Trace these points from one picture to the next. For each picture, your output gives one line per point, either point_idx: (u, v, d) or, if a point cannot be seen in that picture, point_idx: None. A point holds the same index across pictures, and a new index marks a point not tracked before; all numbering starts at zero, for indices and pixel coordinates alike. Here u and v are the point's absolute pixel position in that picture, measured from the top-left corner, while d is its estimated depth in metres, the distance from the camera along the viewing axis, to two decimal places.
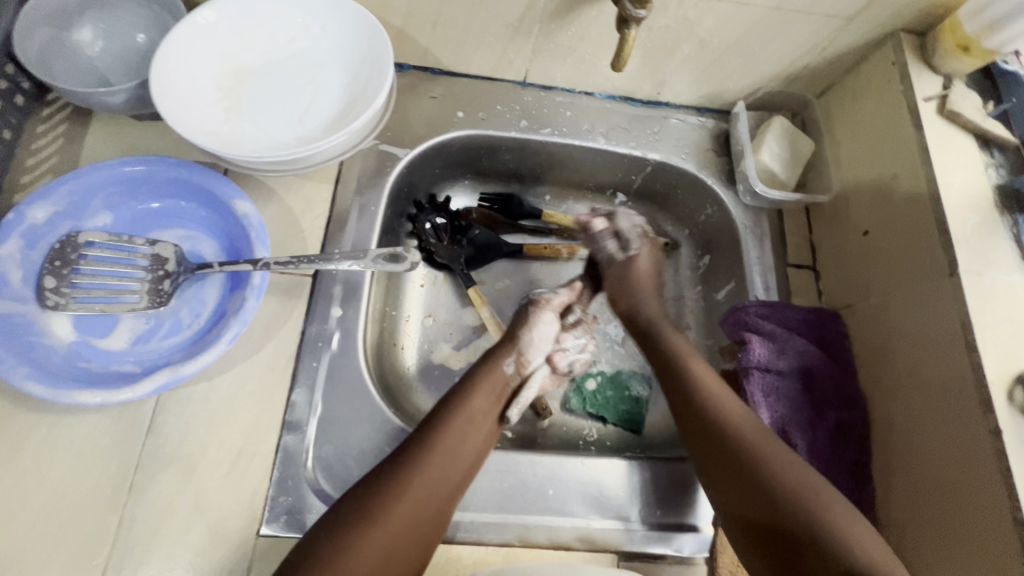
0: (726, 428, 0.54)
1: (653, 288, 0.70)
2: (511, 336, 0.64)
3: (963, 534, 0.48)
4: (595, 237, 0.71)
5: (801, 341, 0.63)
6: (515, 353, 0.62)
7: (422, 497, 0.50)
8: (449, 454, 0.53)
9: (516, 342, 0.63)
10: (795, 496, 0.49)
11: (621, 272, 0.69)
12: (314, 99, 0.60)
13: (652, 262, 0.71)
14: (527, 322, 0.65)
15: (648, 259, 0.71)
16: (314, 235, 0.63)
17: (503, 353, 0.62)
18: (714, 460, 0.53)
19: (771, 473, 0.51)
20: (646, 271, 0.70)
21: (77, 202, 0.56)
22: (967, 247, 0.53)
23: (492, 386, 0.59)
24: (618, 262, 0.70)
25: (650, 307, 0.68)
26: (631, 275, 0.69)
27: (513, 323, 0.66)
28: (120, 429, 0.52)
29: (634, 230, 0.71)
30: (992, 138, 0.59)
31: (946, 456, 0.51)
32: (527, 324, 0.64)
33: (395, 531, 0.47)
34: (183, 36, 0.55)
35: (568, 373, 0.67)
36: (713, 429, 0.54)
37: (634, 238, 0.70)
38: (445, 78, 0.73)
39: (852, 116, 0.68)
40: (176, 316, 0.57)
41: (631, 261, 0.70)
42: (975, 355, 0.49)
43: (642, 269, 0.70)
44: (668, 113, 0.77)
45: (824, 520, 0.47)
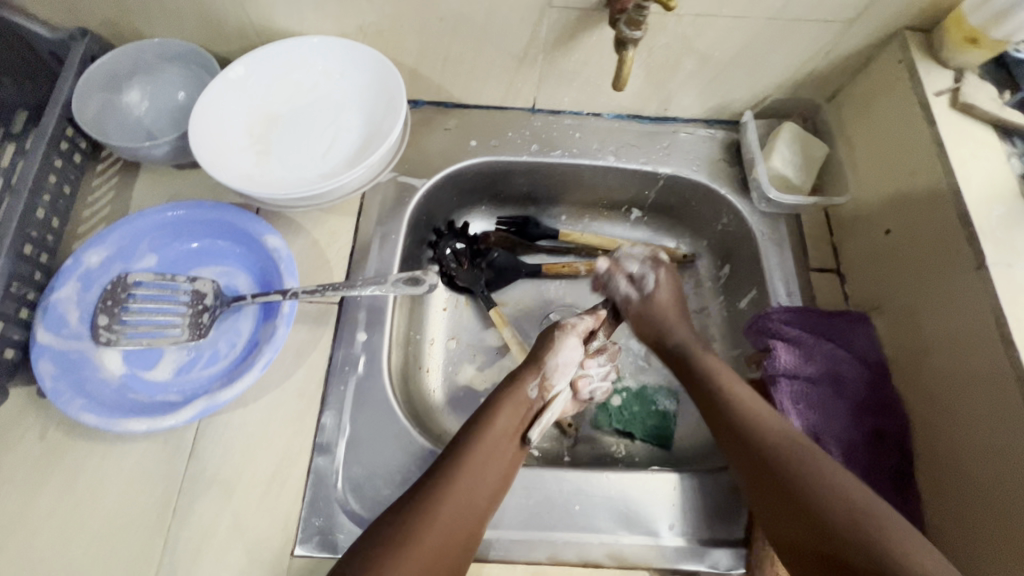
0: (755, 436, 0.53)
1: (679, 316, 0.67)
2: (537, 357, 0.64)
3: (1020, 549, 0.45)
4: (606, 281, 0.70)
5: (829, 346, 0.62)
6: (539, 377, 0.63)
7: (455, 517, 0.50)
8: (479, 476, 0.54)
9: (542, 364, 0.64)
10: (829, 496, 0.46)
11: (641, 310, 0.67)
12: (335, 137, 0.64)
13: (672, 289, 0.69)
14: (553, 346, 0.65)
15: (666, 290, 0.68)
16: (339, 264, 0.67)
17: (527, 376, 0.63)
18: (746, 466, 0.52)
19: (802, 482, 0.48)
20: (667, 301, 0.68)
21: (126, 246, 0.61)
22: (994, 239, 0.52)
23: (515, 406, 0.60)
24: (635, 302, 0.68)
25: (680, 332, 0.66)
26: (653, 310, 0.67)
27: (538, 346, 0.66)
28: (164, 454, 0.55)
29: (643, 266, 0.69)
30: (1012, 127, 0.57)
31: (991, 458, 0.48)
32: (552, 349, 0.64)
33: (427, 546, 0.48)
34: (218, 90, 0.61)
35: (587, 399, 0.68)
36: (741, 436, 0.54)
37: (644, 277, 0.68)
38: (457, 111, 0.77)
39: (864, 116, 0.67)
40: (214, 347, 0.61)
41: (651, 298, 0.67)
42: (1012, 349, 0.47)
43: (661, 302, 0.67)
44: (677, 127, 0.78)
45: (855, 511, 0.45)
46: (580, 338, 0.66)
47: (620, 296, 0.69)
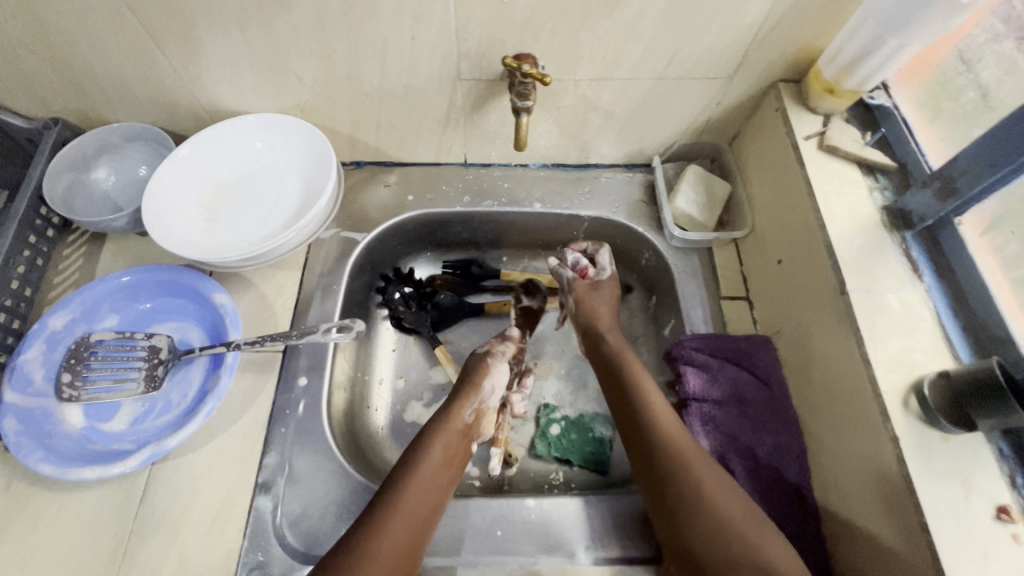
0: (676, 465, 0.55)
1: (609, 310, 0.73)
2: (471, 385, 0.70)
3: (891, 554, 0.49)
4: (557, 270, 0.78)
5: (733, 369, 0.67)
6: (477, 401, 0.69)
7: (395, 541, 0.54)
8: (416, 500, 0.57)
9: (475, 391, 0.69)
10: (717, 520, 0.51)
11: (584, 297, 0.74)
12: (278, 201, 0.72)
13: (613, 301, 0.74)
14: (484, 372, 0.72)
15: (606, 299, 0.73)
16: (285, 315, 0.73)
17: (463, 401, 0.68)
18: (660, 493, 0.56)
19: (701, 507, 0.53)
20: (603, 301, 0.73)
21: (89, 308, 0.68)
22: (855, 267, 0.57)
23: (452, 431, 0.65)
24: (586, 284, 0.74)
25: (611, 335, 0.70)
26: (581, 300, 0.74)
27: (469, 371, 0.72)
28: (118, 500, 0.60)
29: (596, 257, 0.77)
30: (875, 164, 0.64)
31: (861, 466, 0.53)
32: (485, 373, 0.72)
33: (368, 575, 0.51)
34: (169, 169, 0.68)
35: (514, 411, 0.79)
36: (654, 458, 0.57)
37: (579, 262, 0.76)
38: (396, 168, 0.85)
39: (756, 157, 0.74)
40: (167, 397, 0.67)
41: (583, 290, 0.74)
42: (869, 367, 0.52)
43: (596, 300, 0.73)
44: (598, 172, 0.85)
45: (752, 539, 0.50)
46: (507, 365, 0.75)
47: (568, 278, 0.76)
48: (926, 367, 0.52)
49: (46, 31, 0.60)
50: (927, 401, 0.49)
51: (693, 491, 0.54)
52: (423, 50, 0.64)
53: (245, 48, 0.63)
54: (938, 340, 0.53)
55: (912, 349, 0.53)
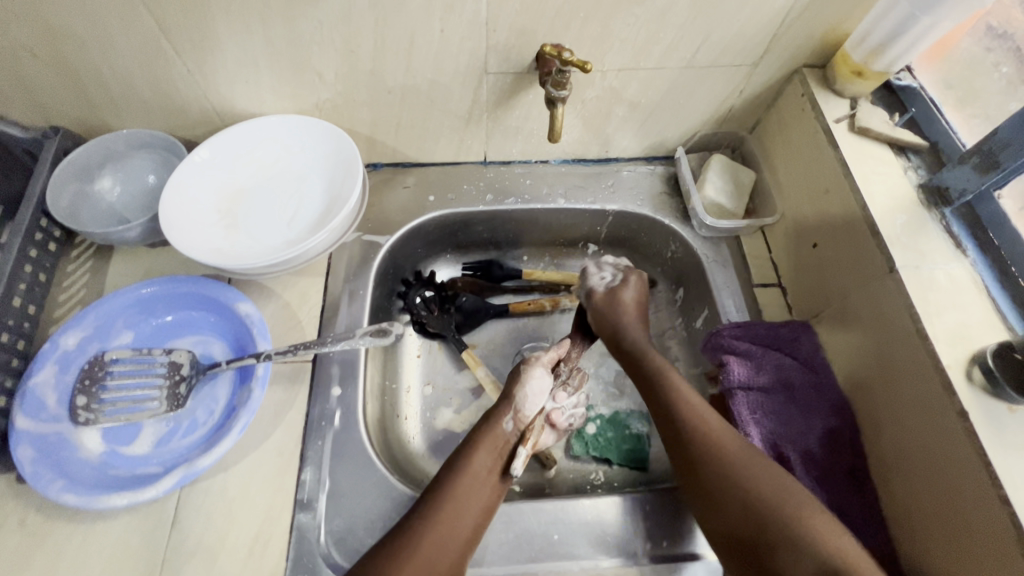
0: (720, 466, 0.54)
1: (638, 319, 0.68)
2: (507, 394, 0.66)
3: (963, 528, 0.48)
4: (585, 271, 0.72)
5: (777, 355, 0.66)
6: (514, 410, 0.64)
7: (432, 556, 0.52)
8: (455, 513, 0.55)
9: (512, 399, 0.65)
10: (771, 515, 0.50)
11: (609, 303, 0.68)
12: (300, 206, 0.69)
13: (640, 292, 0.70)
14: (520, 380, 0.67)
15: (634, 293, 0.69)
16: (311, 324, 0.70)
17: (502, 411, 0.64)
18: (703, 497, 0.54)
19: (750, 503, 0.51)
20: (631, 303, 0.68)
21: (102, 325, 0.64)
22: (901, 244, 0.57)
23: (493, 443, 0.61)
24: (602, 295, 0.69)
25: (635, 333, 0.66)
26: (614, 308, 0.68)
27: (509, 382, 0.68)
28: (147, 527, 0.56)
29: (617, 270, 0.71)
30: (905, 144, 0.64)
31: (927, 443, 0.52)
32: (520, 381, 0.67)
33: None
34: (184, 174, 0.65)
35: (567, 426, 0.71)
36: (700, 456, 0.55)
37: (613, 277, 0.70)
38: (415, 169, 0.83)
39: (782, 144, 0.74)
40: (192, 416, 0.63)
41: (618, 294, 0.69)
42: (928, 342, 0.52)
43: (626, 303, 0.68)
44: (619, 166, 0.84)
45: (781, 513, 0.50)
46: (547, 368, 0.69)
47: (595, 286, 0.70)
48: (983, 340, 0.52)
49: (53, 32, 0.56)
50: (991, 372, 0.48)
51: (736, 493, 0.52)
52: (451, 43, 0.62)
53: (266, 47, 0.61)
54: (990, 312, 0.54)
55: (967, 323, 0.53)
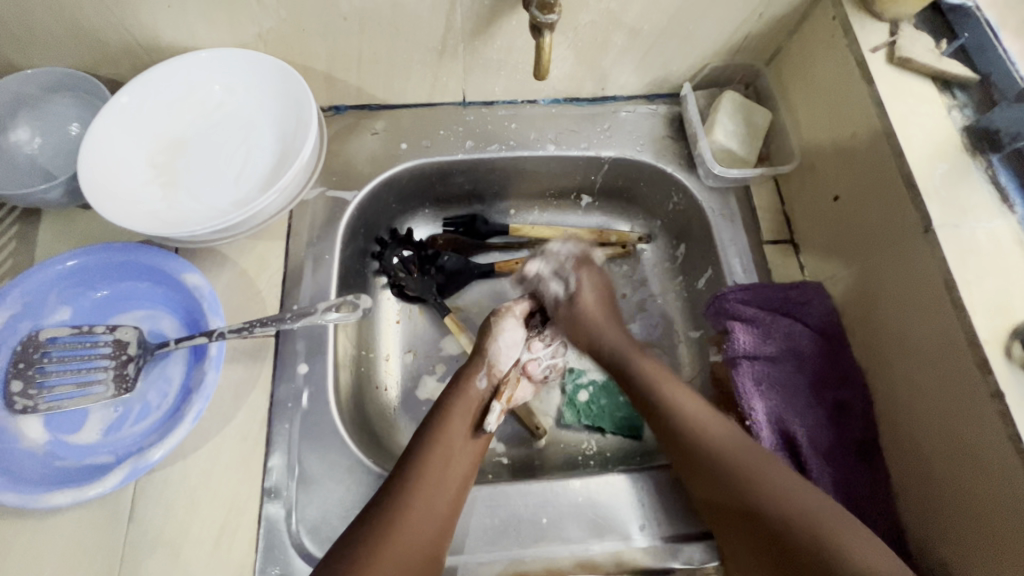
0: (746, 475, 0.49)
1: (607, 318, 0.66)
2: (478, 348, 0.62)
3: (984, 516, 0.44)
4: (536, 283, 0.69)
5: (786, 322, 0.60)
6: (486, 365, 0.61)
7: (411, 535, 0.48)
8: (434, 485, 0.51)
9: (485, 354, 0.61)
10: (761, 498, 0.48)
11: (571, 313, 0.66)
12: (248, 158, 0.59)
13: (600, 288, 0.68)
14: (490, 333, 0.63)
15: (592, 292, 0.67)
16: (272, 294, 0.63)
17: (473, 369, 0.61)
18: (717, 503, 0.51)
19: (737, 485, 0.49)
20: (592, 303, 0.66)
21: (32, 301, 0.56)
22: (939, 199, 0.50)
23: (465, 404, 0.58)
24: (563, 304, 0.67)
25: (612, 335, 0.64)
26: (581, 316, 0.66)
27: (478, 337, 0.65)
28: (102, 521, 0.52)
29: (560, 271, 0.69)
30: (952, 78, 0.55)
31: (954, 424, 0.47)
32: (491, 334, 0.63)
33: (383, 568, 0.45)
34: (105, 123, 0.56)
35: (542, 380, 0.67)
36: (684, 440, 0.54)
37: (565, 285, 0.68)
38: (384, 112, 0.72)
39: (806, 79, 0.65)
40: (144, 399, 0.57)
41: (575, 300, 0.66)
42: (963, 314, 0.46)
43: (587, 302, 0.66)
44: (617, 106, 0.74)
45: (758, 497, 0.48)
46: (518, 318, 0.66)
47: (550, 301, 0.68)
48: None
49: None
50: None
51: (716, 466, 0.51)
52: None
53: None
54: None
55: (1010, 292, 0.46)
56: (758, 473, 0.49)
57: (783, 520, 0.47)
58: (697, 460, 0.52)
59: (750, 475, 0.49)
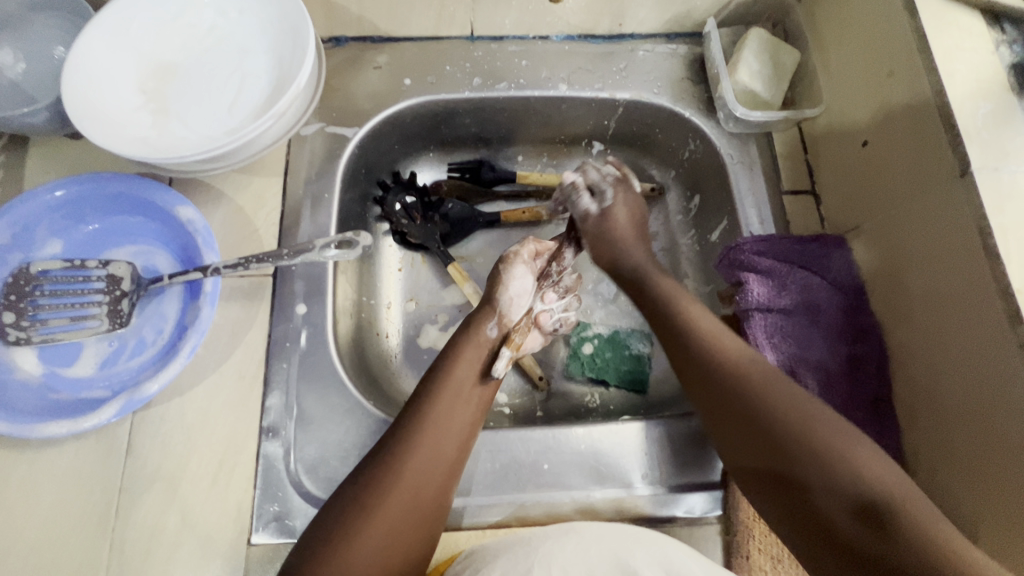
0: (766, 399, 0.44)
1: (637, 239, 0.58)
2: (488, 298, 0.60)
3: (1002, 470, 0.43)
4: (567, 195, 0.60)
5: (804, 274, 0.57)
6: (497, 315, 0.58)
7: (417, 479, 0.46)
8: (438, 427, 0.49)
9: (495, 304, 0.59)
10: (780, 419, 0.43)
11: (600, 227, 0.58)
12: (241, 84, 0.56)
13: (634, 210, 0.60)
14: (501, 281, 0.60)
15: (625, 211, 0.59)
16: (270, 232, 0.60)
17: (483, 317, 0.58)
18: (731, 433, 0.45)
19: (755, 404, 0.44)
20: (626, 223, 0.58)
21: (21, 232, 0.54)
22: (979, 140, 0.46)
23: (475, 350, 0.55)
24: (593, 218, 0.58)
25: (635, 253, 0.57)
26: (609, 231, 0.58)
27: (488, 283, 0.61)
28: (99, 453, 0.51)
29: (603, 180, 0.59)
30: (1002, 11, 0.51)
31: (975, 377, 0.45)
32: (502, 282, 0.60)
33: (396, 503, 0.44)
34: (89, 42, 0.52)
35: (552, 331, 0.65)
36: (701, 356, 0.48)
37: (604, 190, 0.59)
38: (387, 45, 0.68)
39: (840, 14, 0.60)
40: (139, 335, 0.56)
41: (608, 215, 0.58)
42: (997, 262, 0.43)
43: (620, 221, 0.58)
44: (634, 44, 0.69)
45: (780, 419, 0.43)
46: (529, 267, 0.62)
47: (578, 213, 0.59)
48: None
49: None
50: None
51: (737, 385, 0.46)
52: None
53: None
54: None
55: None
56: (786, 396, 0.44)
57: (799, 442, 0.42)
58: (713, 380, 0.47)
59: (760, 393, 0.45)
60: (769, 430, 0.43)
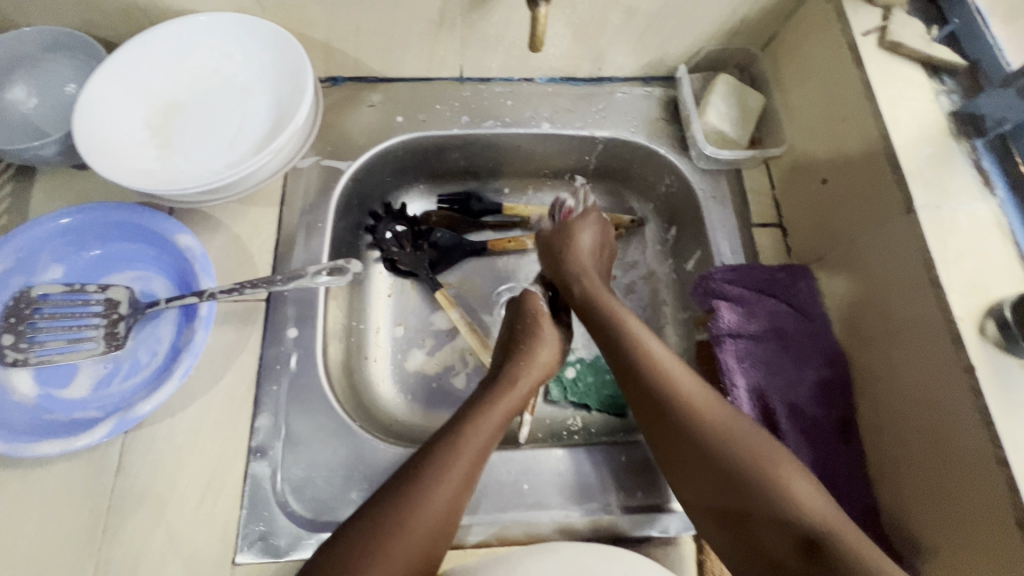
0: (722, 437, 0.50)
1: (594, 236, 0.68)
2: (539, 347, 0.62)
3: (954, 487, 0.45)
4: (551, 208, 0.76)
5: (771, 302, 0.61)
6: (542, 372, 0.62)
7: (442, 511, 0.48)
8: (471, 466, 0.51)
9: (533, 353, 0.62)
10: (725, 458, 0.49)
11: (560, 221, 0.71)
12: (243, 122, 0.60)
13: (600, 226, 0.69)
14: (543, 332, 0.64)
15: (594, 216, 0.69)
16: (264, 259, 0.63)
17: (531, 365, 0.61)
18: (682, 469, 0.51)
19: (704, 441, 0.50)
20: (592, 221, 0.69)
21: (25, 258, 0.56)
22: (922, 180, 0.51)
23: (516, 396, 0.58)
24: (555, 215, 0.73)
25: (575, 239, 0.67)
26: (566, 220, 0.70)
27: (535, 328, 0.64)
28: (89, 473, 0.53)
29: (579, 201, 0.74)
30: (940, 64, 0.56)
31: (927, 398, 0.48)
32: (546, 335, 0.63)
33: (415, 545, 0.45)
34: (101, 82, 0.56)
35: None
36: (661, 394, 0.53)
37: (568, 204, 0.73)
38: (381, 85, 0.73)
39: (798, 64, 0.65)
40: (133, 357, 0.58)
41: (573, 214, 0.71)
42: (940, 292, 0.47)
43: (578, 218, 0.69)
44: (612, 87, 0.75)
45: (728, 456, 0.49)
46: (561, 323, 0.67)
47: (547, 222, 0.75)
48: (1002, 291, 0.47)
49: None
50: (1008, 325, 0.44)
51: (694, 423, 0.51)
52: None
53: None
54: (1013, 260, 0.48)
55: (987, 272, 0.47)
56: (732, 434, 0.50)
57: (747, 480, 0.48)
58: (669, 417, 0.52)
59: (710, 431, 0.51)
60: (714, 465, 0.49)
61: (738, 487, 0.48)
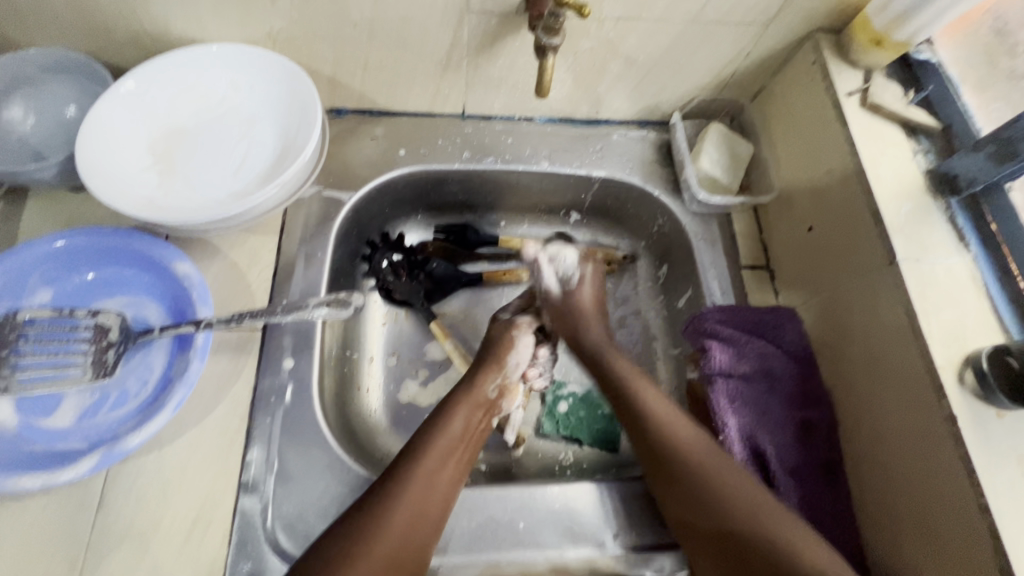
0: (710, 488, 0.52)
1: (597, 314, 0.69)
2: (496, 357, 0.64)
3: (938, 530, 0.47)
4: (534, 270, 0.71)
5: (761, 343, 0.62)
6: (501, 377, 0.63)
7: (408, 523, 0.49)
8: (432, 474, 0.52)
9: (503, 363, 0.64)
10: (722, 505, 0.51)
11: (564, 303, 0.69)
12: (248, 152, 0.60)
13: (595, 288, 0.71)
14: (508, 346, 0.65)
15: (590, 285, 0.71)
16: (261, 288, 0.63)
17: (487, 372, 0.62)
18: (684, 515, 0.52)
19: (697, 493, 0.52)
20: (590, 300, 0.70)
21: (14, 281, 0.55)
22: (902, 234, 0.54)
23: (472, 405, 0.60)
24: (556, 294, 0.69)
25: (595, 332, 0.67)
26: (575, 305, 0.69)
27: (493, 343, 0.66)
28: (68, 509, 0.50)
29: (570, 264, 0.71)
30: (916, 126, 0.60)
31: (913, 442, 0.50)
32: (511, 347, 0.65)
33: (377, 558, 0.46)
34: (107, 109, 0.56)
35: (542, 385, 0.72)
36: (659, 451, 0.55)
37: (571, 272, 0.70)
38: (384, 118, 0.74)
39: (785, 116, 0.69)
40: (122, 386, 0.56)
41: (574, 294, 0.69)
42: (922, 341, 0.50)
43: (585, 302, 0.69)
44: (609, 129, 0.77)
45: (721, 501, 0.51)
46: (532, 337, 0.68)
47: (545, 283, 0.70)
48: (978, 342, 0.50)
49: None
50: (984, 375, 0.47)
51: (690, 471, 0.53)
52: None
53: None
54: (986, 312, 0.51)
55: (964, 324, 0.51)
56: (728, 486, 0.51)
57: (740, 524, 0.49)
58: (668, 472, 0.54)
59: (702, 477, 0.52)
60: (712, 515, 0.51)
61: (735, 542, 0.49)
